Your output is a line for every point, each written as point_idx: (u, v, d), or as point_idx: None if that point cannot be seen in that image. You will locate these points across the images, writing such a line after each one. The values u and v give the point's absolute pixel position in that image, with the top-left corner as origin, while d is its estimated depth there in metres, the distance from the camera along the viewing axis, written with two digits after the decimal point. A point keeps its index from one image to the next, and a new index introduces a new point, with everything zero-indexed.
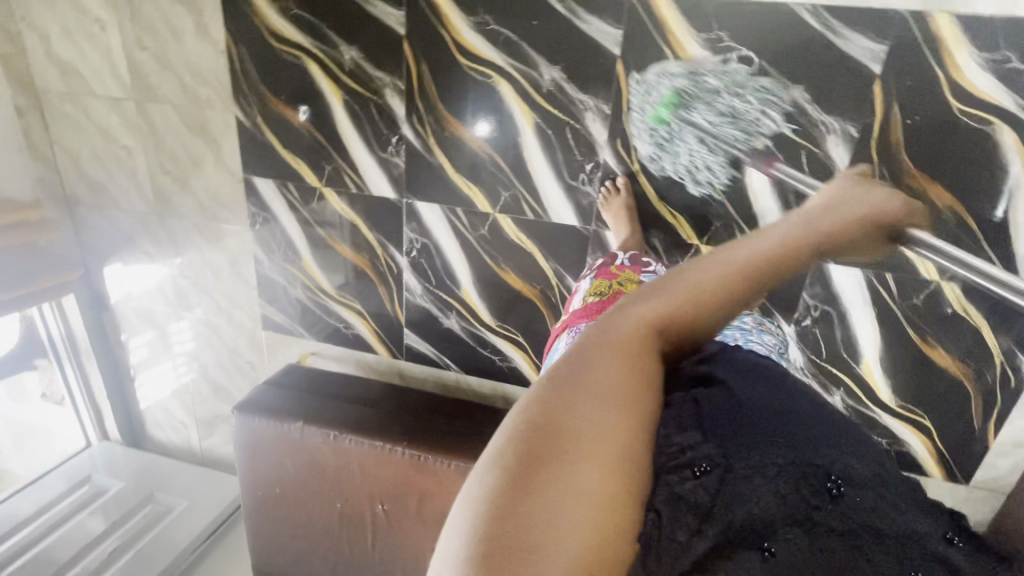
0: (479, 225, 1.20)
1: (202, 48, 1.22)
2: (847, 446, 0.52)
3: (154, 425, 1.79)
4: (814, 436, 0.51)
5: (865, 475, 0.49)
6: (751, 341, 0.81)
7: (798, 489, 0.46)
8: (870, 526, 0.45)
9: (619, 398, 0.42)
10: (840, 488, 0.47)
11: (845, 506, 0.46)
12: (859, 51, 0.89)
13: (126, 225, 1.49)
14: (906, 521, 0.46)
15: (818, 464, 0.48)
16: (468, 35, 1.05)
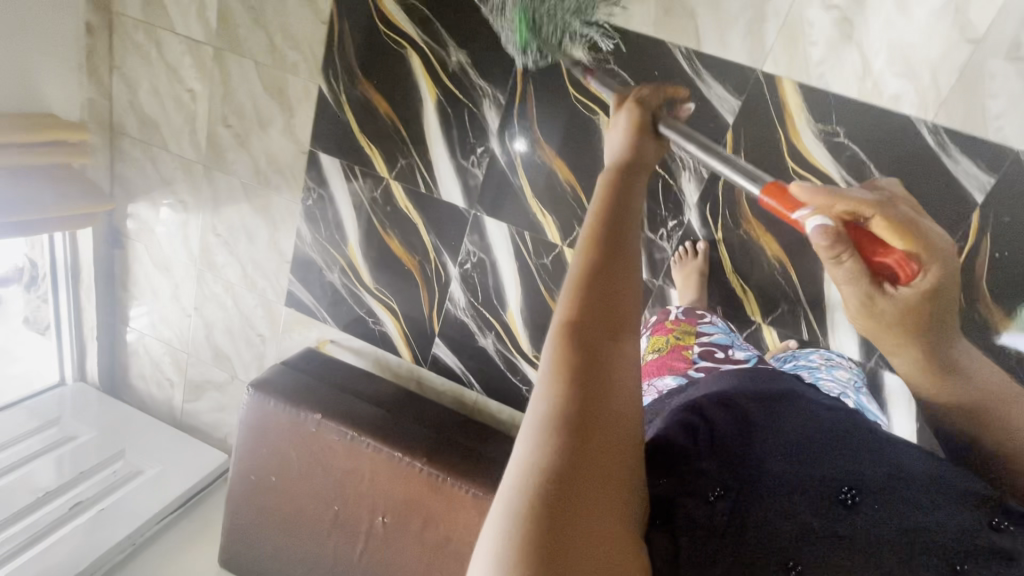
0: (543, 253, 1.18)
1: (304, 13, 1.18)
2: (856, 435, 0.46)
3: (139, 377, 1.70)
4: (814, 432, 0.46)
5: (880, 469, 0.43)
6: (824, 380, 0.83)
7: (814, 512, 0.41)
8: (900, 534, 0.40)
9: (616, 425, 0.37)
10: (857, 496, 0.42)
11: (865, 518, 0.41)
12: (967, 178, 0.91)
13: (168, 168, 1.42)
14: (945, 524, 0.40)
15: (825, 476, 0.43)
16: (584, 67, 1.04)
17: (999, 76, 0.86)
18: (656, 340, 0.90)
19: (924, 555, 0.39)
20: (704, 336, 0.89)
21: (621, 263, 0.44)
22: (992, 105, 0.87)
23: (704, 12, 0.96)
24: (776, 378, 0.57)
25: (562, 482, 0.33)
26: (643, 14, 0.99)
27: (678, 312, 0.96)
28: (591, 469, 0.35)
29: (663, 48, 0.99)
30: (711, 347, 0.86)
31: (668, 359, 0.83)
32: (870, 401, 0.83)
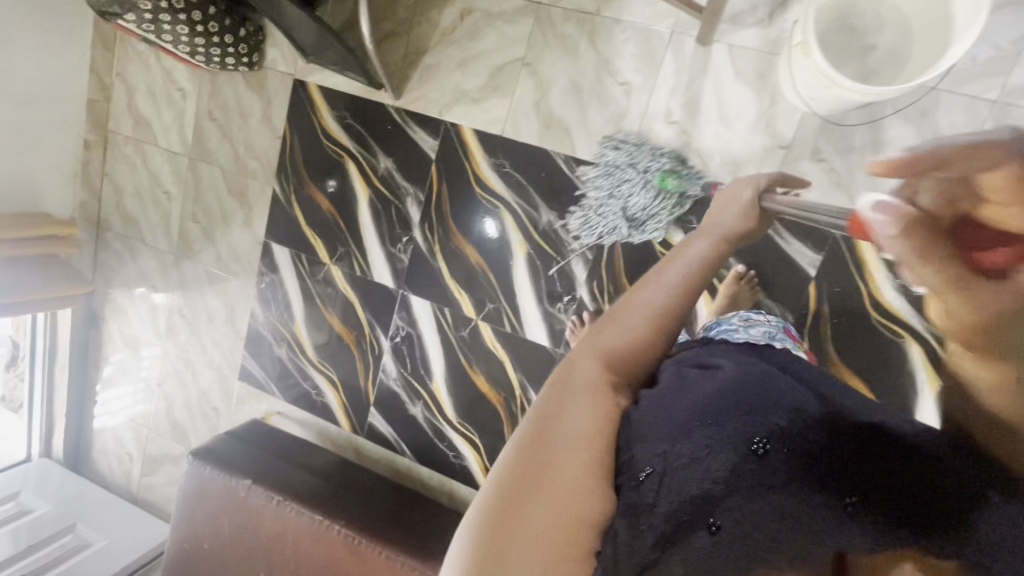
0: (461, 326, 1.33)
1: (262, 130, 1.42)
2: (775, 396, 0.53)
3: (101, 452, 1.78)
4: (743, 393, 0.54)
5: (787, 419, 0.52)
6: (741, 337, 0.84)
7: (730, 466, 0.50)
8: (799, 472, 0.50)
9: (585, 441, 0.50)
10: (765, 446, 0.51)
11: (772, 463, 0.50)
12: (799, 255, 1.09)
13: (143, 257, 1.62)
14: (835, 455, 0.50)
15: (736, 433, 0.51)
16: (486, 171, 1.25)
17: (809, 174, 1.05)
18: None
19: (818, 494, 0.49)
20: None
21: (622, 324, 0.56)
22: (808, 196, 1.06)
23: (576, 127, 1.18)
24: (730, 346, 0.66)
25: (523, 464, 0.48)
26: (530, 128, 1.21)
27: None
28: (547, 466, 0.48)
29: (548, 156, 1.20)
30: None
31: None
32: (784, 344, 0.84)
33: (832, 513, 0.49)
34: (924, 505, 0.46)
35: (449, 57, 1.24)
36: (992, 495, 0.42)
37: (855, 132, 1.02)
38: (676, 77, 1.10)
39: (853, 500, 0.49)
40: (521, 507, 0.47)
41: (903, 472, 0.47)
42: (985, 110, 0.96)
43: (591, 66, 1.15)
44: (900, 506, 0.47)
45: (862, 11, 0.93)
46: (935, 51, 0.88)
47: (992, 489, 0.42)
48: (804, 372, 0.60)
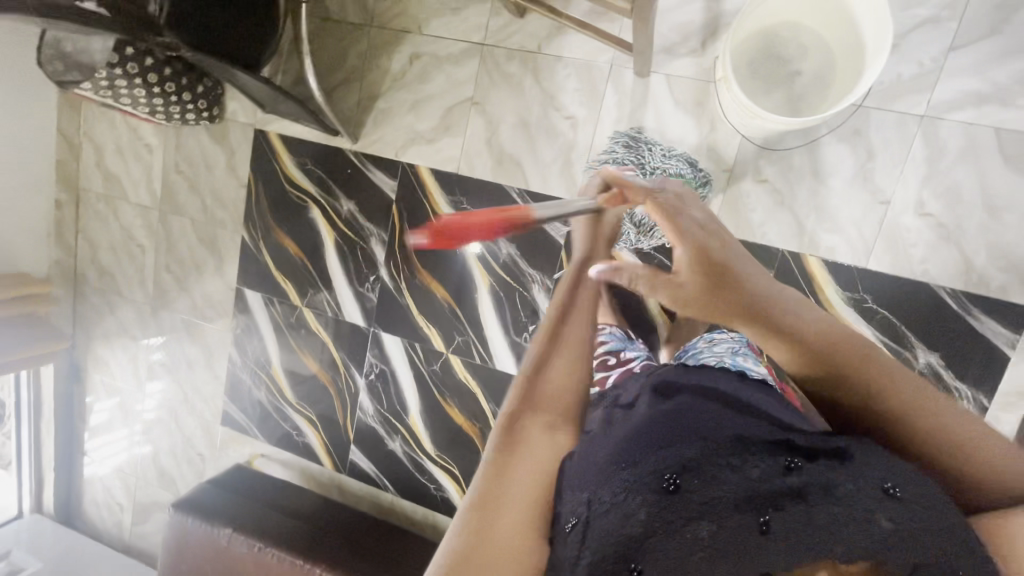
0: (432, 361, 1.35)
1: (228, 180, 1.45)
2: (684, 426, 0.53)
3: (91, 503, 1.80)
4: (653, 430, 0.53)
5: (694, 448, 0.50)
6: (700, 355, 0.77)
7: (643, 504, 0.48)
8: (719, 499, 0.47)
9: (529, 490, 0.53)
10: (677, 479, 0.49)
11: (686, 496, 0.48)
12: None
13: (121, 309, 1.64)
14: (749, 478, 0.48)
15: (650, 468, 0.50)
16: (445, 209, 1.28)
17: (752, 194, 1.08)
18: None
19: (733, 519, 0.46)
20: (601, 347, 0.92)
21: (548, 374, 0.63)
22: (754, 216, 1.09)
23: (527, 161, 1.21)
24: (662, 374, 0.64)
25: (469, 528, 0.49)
26: (483, 165, 1.24)
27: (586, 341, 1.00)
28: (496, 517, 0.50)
29: (503, 191, 1.23)
30: (607, 355, 0.89)
31: None
32: (747, 358, 0.76)
33: (753, 540, 0.45)
34: (841, 519, 0.44)
35: (401, 101, 1.27)
36: (891, 492, 0.44)
37: (793, 152, 1.05)
38: (618, 108, 1.14)
39: (767, 520, 0.46)
40: (476, 564, 0.47)
41: (813, 486, 0.46)
42: (914, 125, 0.99)
43: (537, 102, 1.18)
44: (814, 520, 0.45)
45: (787, 40, 0.96)
46: (855, 76, 0.91)
47: (889, 487, 0.45)
48: (725, 390, 0.59)
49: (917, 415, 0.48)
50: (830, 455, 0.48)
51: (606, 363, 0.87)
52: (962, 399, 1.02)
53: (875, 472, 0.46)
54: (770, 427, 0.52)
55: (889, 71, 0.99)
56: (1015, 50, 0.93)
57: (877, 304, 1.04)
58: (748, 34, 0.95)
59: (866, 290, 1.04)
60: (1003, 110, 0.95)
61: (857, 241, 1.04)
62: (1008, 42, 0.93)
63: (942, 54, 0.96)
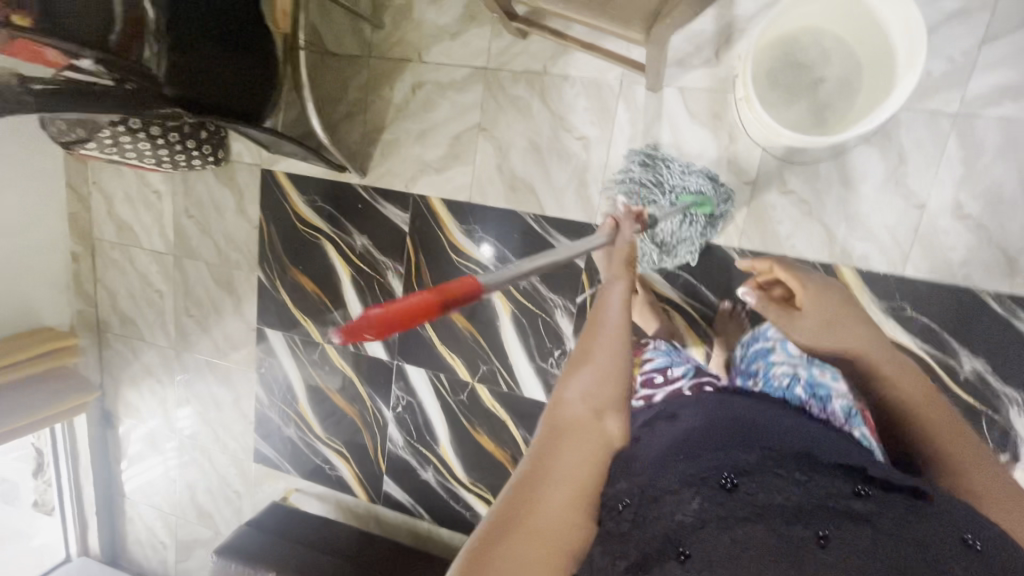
0: (459, 390, 1.34)
1: (239, 222, 1.44)
2: (752, 442, 0.56)
3: (135, 542, 1.83)
4: (718, 441, 0.56)
5: (757, 456, 0.53)
6: (775, 371, 0.81)
7: (698, 496, 0.49)
8: (777, 505, 0.48)
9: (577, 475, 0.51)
10: (736, 481, 0.50)
11: (744, 495, 0.49)
12: None
13: (145, 354, 1.65)
14: (811, 490, 0.49)
15: (709, 468, 0.51)
16: (460, 238, 1.25)
17: (778, 206, 1.04)
18: None
19: (792, 527, 0.46)
20: (647, 365, 0.86)
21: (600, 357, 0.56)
22: (781, 229, 1.05)
23: (540, 185, 1.18)
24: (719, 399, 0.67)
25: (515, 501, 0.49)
26: (496, 192, 1.21)
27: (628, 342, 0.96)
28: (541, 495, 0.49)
29: (518, 217, 1.20)
30: (653, 373, 0.83)
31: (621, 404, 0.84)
32: (824, 373, 0.78)
33: (808, 547, 0.44)
34: (906, 542, 0.44)
35: (406, 132, 1.24)
36: (970, 543, 0.46)
37: (819, 161, 1.01)
38: (632, 125, 1.10)
39: (828, 534, 0.45)
40: (518, 531, 0.47)
41: (881, 510, 0.47)
42: (948, 124, 0.94)
43: (546, 125, 1.15)
44: (881, 544, 0.44)
45: (806, 47, 0.91)
46: (884, 81, 0.86)
47: (969, 539, 0.46)
48: (793, 425, 0.61)
49: (994, 485, 0.59)
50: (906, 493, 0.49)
51: (652, 382, 0.82)
52: (1010, 403, 0.99)
53: (948, 516, 0.47)
54: (838, 458, 0.55)
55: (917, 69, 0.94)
56: None
57: (917, 312, 1.00)
58: (765, 43, 0.90)
59: (904, 298, 1.00)
60: None
61: (892, 248, 1.00)
62: None
63: (974, 47, 0.91)
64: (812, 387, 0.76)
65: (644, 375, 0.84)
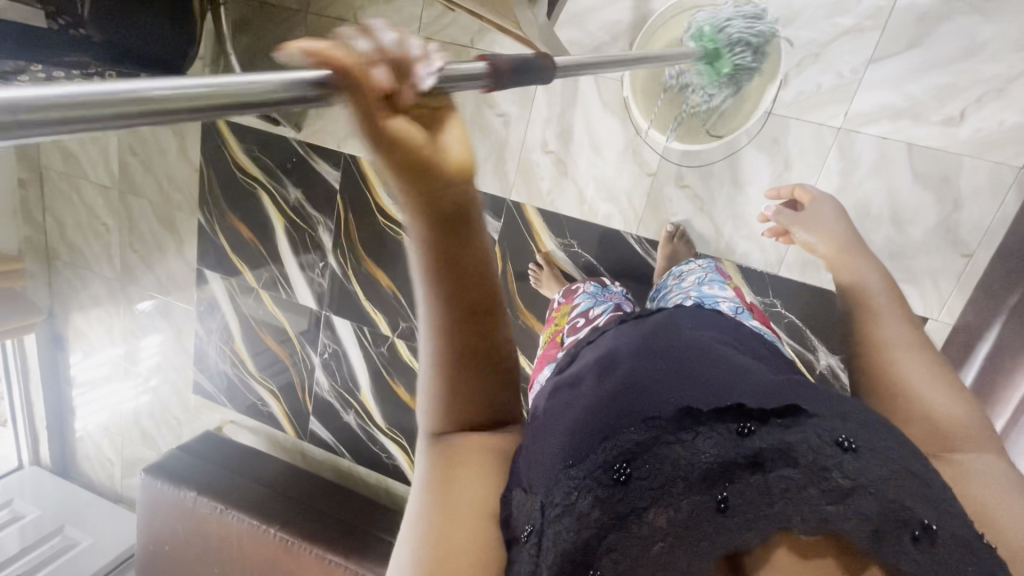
0: (379, 343, 1.43)
1: (181, 164, 1.48)
2: (637, 405, 0.46)
3: (84, 457, 1.96)
4: (598, 414, 0.47)
5: (643, 430, 0.44)
6: (674, 294, 0.83)
7: (597, 502, 0.40)
8: (672, 482, 0.41)
9: (473, 504, 0.44)
10: (628, 467, 0.42)
11: (638, 484, 0.41)
12: None
13: (93, 284, 1.72)
14: (702, 455, 0.42)
15: (597, 461, 0.42)
16: (386, 200, 1.31)
17: (674, 199, 1.11)
18: (544, 338, 0.87)
19: (688, 502, 0.41)
20: (574, 311, 0.85)
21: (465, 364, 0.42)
22: (676, 220, 1.12)
23: None
24: (635, 337, 0.58)
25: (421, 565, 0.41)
26: None
27: (559, 298, 0.94)
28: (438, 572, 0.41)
29: None
30: (577, 318, 0.81)
31: (550, 349, 0.79)
32: (713, 288, 0.79)
33: (711, 519, 0.40)
34: (806, 486, 0.40)
35: None
36: (846, 444, 0.42)
37: (714, 163, 1.07)
38: (549, 108, 1.14)
39: (727, 497, 0.41)
40: None
41: (770, 450, 0.42)
42: (830, 137, 1.00)
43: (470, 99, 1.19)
44: (776, 492, 0.41)
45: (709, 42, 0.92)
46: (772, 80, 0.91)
47: (844, 441, 0.43)
48: (679, 364, 0.52)
49: (906, 357, 0.56)
50: (782, 416, 0.45)
51: (576, 327, 0.79)
52: None
53: (817, 431, 0.43)
54: (717, 398, 0.47)
55: (810, 80, 0.98)
56: (930, 66, 0.93)
57: (785, 309, 1.09)
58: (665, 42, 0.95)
59: (775, 294, 1.09)
60: (915, 126, 0.96)
61: (771, 250, 1.08)
62: (927, 57, 0.93)
63: (862, 65, 0.96)
64: (701, 298, 0.75)
65: (570, 324, 0.81)
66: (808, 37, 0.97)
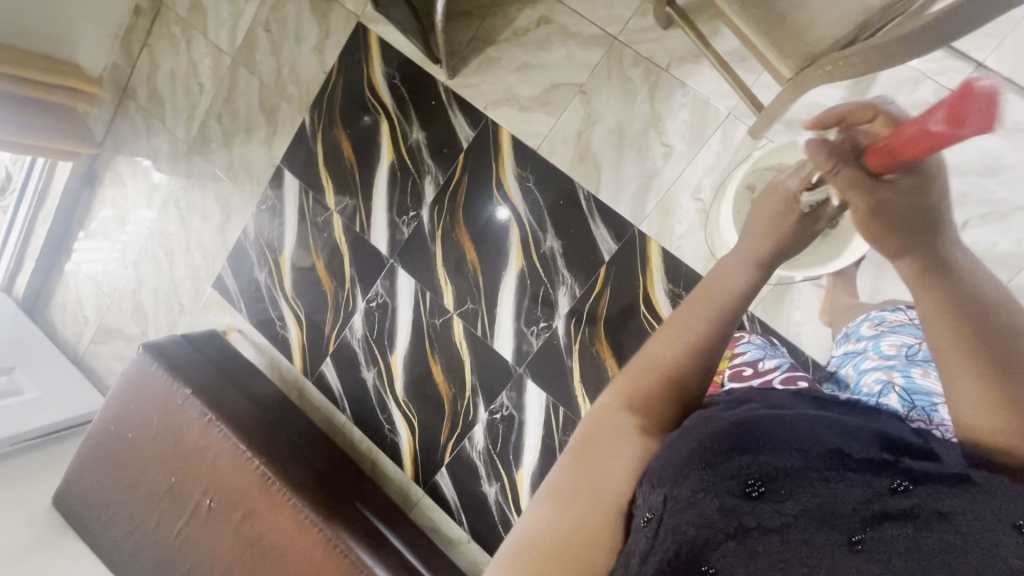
0: (435, 314, 1.35)
1: (311, 59, 1.40)
2: (780, 427, 0.42)
3: (59, 305, 1.80)
4: (738, 429, 0.43)
5: (785, 456, 0.40)
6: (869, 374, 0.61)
7: (721, 510, 0.40)
8: (805, 513, 0.38)
9: (606, 461, 0.47)
10: (763, 488, 0.40)
11: (774, 505, 0.39)
12: (816, 354, 1.08)
13: (157, 137, 1.61)
14: (847, 495, 0.38)
15: (728, 471, 0.41)
16: (509, 177, 1.25)
17: (804, 293, 1.08)
18: None
19: (820, 536, 0.37)
20: (736, 357, 0.74)
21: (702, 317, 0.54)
22: (796, 314, 1.09)
23: (607, 169, 1.19)
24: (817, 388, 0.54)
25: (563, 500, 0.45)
26: (564, 154, 1.22)
27: None
28: (570, 527, 0.43)
29: (572, 186, 1.21)
30: (742, 365, 0.71)
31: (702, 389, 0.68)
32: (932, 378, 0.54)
33: (846, 561, 0.36)
34: (964, 553, 0.34)
35: (512, 58, 1.23)
36: (1023, 527, 0.34)
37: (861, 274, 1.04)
38: (717, 157, 1.12)
39: (862, 539, 0.36)
40: (557, 543, 0.43)
41: (924, 509, 0.36)
42: None
43: (642, 118, 1.16)
44: (926, 551, 0.34)
45: None
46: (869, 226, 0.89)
47: (1022, 522, 0.34)
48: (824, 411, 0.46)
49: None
50: (944, 477, 0.37)
51: (742, 373, 0.69)
52: None
53: (977, 505, 0.35)
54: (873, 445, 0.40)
55: (987, 235, 0.98)
56: None
57: None
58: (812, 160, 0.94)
59: None
60: None
61: None
62: None
63: None
64: (909, 396, 0.52)
65: (732, 367, 0.71)
66: (1003, 195, 0.96)
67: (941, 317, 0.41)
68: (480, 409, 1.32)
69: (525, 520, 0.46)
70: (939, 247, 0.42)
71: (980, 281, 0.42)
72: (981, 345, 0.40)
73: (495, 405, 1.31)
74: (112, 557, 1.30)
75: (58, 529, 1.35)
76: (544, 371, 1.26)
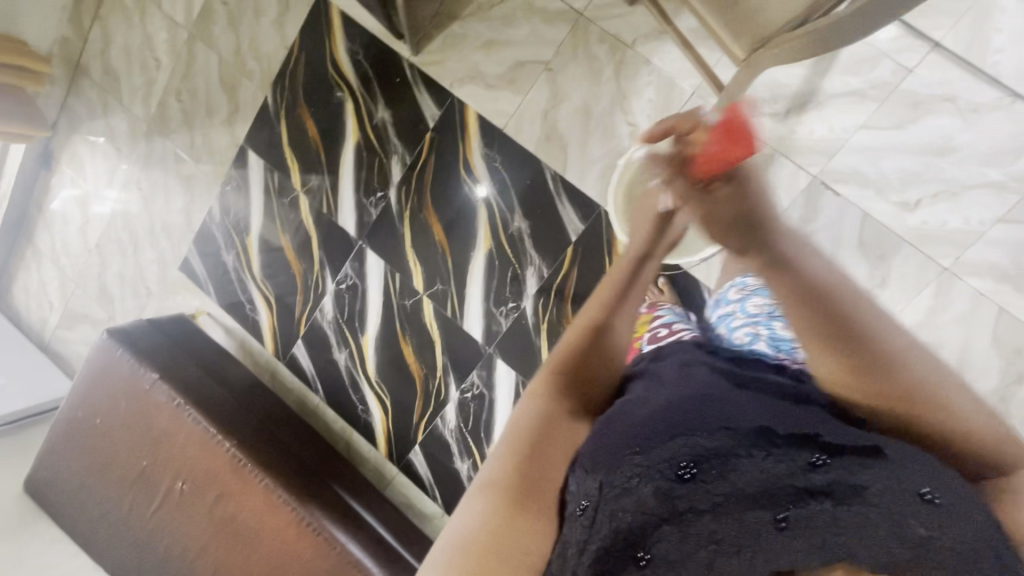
0: (406, 295, 1.35)
1: (272, 34, 1.36)
2: (710, 411, 0.46)
3: (22, 290, 1.75)
4: (670, 412, 0.47)
5: (712, 436, 0.44)
6: (738, 330, 0.67)
7: (656, 493, 0.42)
8: (735, 492, 0.41)
9: (546, 450, 0.51)
10: (694, 470, 0.43)
11: (704, 485, 0.42)
12: None
13: (115, 116, 1.56)
14: (771, 472, 0.41)
15: (662, 456, 0.44)
16: (476, 157, 1.24)
17: None
18: None
19: (748, 514, 0.40)
20: (655, 322, 0.78)
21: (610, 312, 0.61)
22: None
23: (574, 148, 1.19)
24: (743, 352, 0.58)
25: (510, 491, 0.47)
26: (531, 134, 1.21)
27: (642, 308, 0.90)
28: (516, 517, 0.46)
29: (539, 167, 1.21)
30: (658, 328, 0.75)
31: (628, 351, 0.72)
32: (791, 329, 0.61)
33: (769, 534, 0.39)
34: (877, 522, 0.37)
35: (477, 34, 1.21)
36: (928, 498, 0.38)
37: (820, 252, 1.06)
38: None
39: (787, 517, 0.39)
40: (507, 534, 0.45)
41: (841, 484, 0.40)
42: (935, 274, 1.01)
43: (608, 97, 1.15)
44: (844, 523, 0.37)
45: None
46: None
47: (926, 493, 0.38)
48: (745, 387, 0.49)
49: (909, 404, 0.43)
50: (864, 454, 0.41)
51: (658, 335, 0.73)
52: None
53: (886, 482, 0.39)
54: (800, 423, 0.44)
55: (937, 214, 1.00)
56: None
57: None
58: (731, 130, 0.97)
59: None
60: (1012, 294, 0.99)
61: None
62: None
63: (990, 221, 0.99)
64: (775, 343, 0.61)
65: (650, 331, 0.75)
66: (953, 174, 0.99)
67: (795, 304, 0.43)
68: (452, 389, 1.34)
69: (461, 518, 0.47)
70: (776, 241, 0.43)
71: (817, 265, 0.44)
72: (828, 325, 0.43)
73: (466, 384, 1.32)
74: (87, 542, 1.31)
75: (31, 515, 1.35)
76: (513, 350, 1.28)
